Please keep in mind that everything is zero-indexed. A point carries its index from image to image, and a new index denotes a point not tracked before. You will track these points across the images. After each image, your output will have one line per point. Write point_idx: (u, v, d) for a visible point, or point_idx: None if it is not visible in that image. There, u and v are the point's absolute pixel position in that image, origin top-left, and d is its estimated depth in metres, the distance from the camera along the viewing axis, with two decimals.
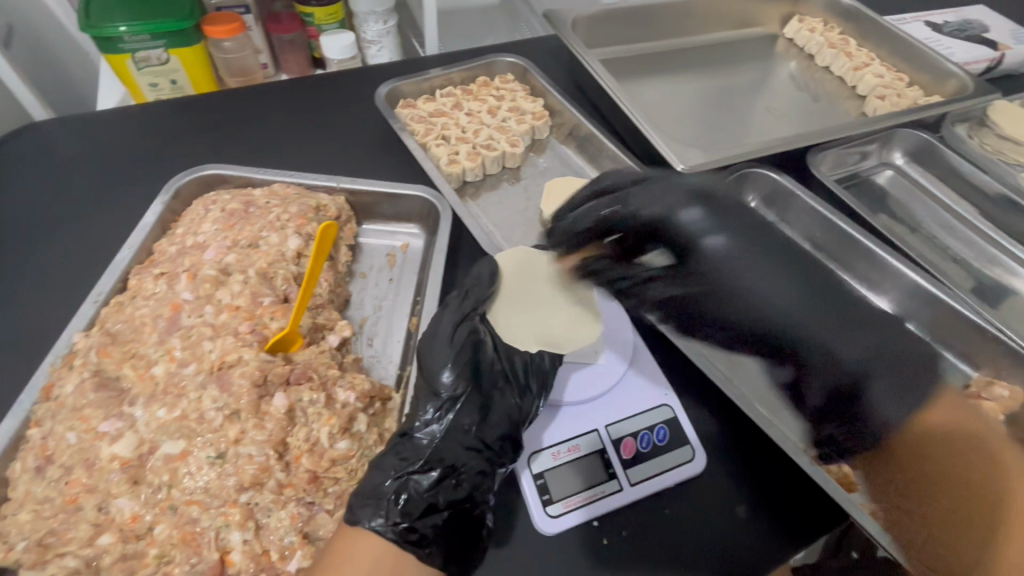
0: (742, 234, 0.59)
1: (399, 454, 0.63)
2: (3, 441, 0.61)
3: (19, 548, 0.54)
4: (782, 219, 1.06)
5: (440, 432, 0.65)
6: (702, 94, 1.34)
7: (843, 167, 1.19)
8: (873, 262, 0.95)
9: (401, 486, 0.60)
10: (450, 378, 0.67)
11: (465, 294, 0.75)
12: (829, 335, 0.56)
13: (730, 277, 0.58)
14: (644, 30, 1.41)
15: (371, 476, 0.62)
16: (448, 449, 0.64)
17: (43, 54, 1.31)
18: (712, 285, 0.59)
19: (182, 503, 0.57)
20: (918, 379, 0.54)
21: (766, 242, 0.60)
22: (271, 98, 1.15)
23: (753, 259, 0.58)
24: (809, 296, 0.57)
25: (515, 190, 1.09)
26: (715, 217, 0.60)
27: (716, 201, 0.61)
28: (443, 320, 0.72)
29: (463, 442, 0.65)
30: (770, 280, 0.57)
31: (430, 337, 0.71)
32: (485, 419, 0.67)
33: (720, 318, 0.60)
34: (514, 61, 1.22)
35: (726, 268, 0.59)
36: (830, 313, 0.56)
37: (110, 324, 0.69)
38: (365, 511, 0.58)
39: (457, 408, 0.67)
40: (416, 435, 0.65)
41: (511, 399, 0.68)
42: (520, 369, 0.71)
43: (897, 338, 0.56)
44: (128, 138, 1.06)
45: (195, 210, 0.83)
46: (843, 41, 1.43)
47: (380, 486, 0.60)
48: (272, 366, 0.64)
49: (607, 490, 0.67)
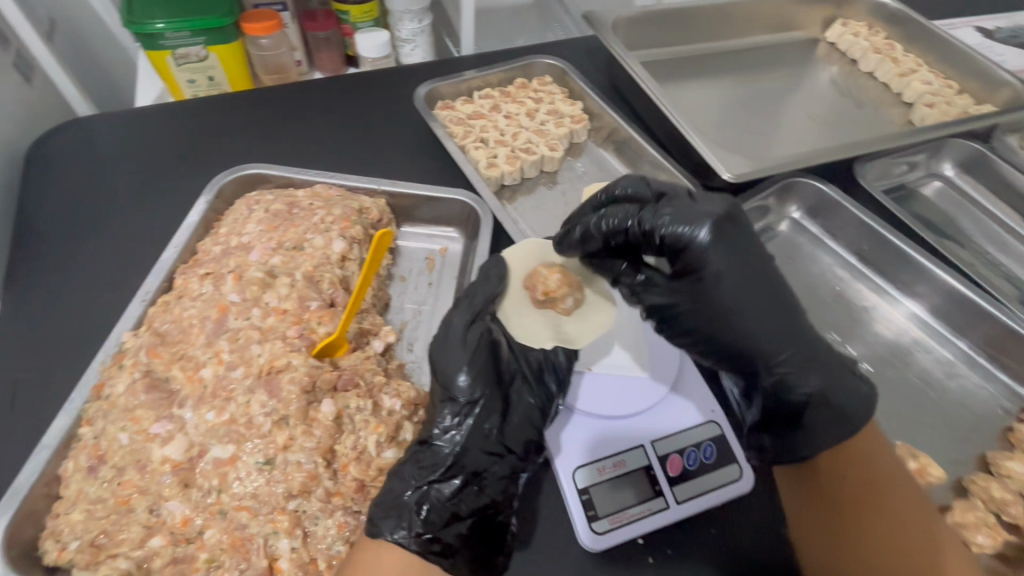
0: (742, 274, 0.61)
1: (421, 463, 0.61)
2: (57, 439, 0.61)
3: (74, 547, 0.55)
4: (826, 229, 1.03)
5: (458, 437, 0.63)
6: (742, 99, 1.31)
7: (889, 178, 1.15)
8: (925, 278, 0.91)
9: (423, 495, 0.59)
10: (468, 381, 0.65)
11: (474, 292, 0.71)
12: (797, 380, 0.64)
13: (723, 307, 0.62)
14: (683, 33, 1.39)
15: (390, 484, 0.60)
16: (470, 455, 0.63)
17: (83, 49, 1.32)
18: (707, 313, 0.63)
19: (231, 509, 0.57)
20: (852, 416, 0.62)
21: (762, 279, 0.62)
22: (309, 98, 1.15)
23: (751, 294, 0.61)
24: (784, 336, 0.63)
25: (553, 195, 1.08)
26: (722, 246, 0.60)
27: (726, 233, 0.61)
28: (454, 318, 0.69)
29: (483, 446, 0.64)
30: (758, 316, 0.62)
31: (442, 338, 0.68)
32: (505, 423, 0.66)
33: (702, 334, 0.65)
34: (552, 63, 1.20)
35: (724, 300, 0.61)
36: (801, 352, 0.64)
37: (158, 324, 0.69)
38: (385, 522, 0.56)
39: (475, 412, 0.65)
40: (437, 440, 0.63)
41: (530, 402, 0.68)
42: (538, 370, 0.70)
43: (849, 383, 0.64)
44: (170, 135, 1.06)
45: (239, 210, 0.83)
46: (888, 46, 1.38)
47: (400, 496, 0.58)
48: (320, 372, 0.63)
49: (653, 508, 0.66)
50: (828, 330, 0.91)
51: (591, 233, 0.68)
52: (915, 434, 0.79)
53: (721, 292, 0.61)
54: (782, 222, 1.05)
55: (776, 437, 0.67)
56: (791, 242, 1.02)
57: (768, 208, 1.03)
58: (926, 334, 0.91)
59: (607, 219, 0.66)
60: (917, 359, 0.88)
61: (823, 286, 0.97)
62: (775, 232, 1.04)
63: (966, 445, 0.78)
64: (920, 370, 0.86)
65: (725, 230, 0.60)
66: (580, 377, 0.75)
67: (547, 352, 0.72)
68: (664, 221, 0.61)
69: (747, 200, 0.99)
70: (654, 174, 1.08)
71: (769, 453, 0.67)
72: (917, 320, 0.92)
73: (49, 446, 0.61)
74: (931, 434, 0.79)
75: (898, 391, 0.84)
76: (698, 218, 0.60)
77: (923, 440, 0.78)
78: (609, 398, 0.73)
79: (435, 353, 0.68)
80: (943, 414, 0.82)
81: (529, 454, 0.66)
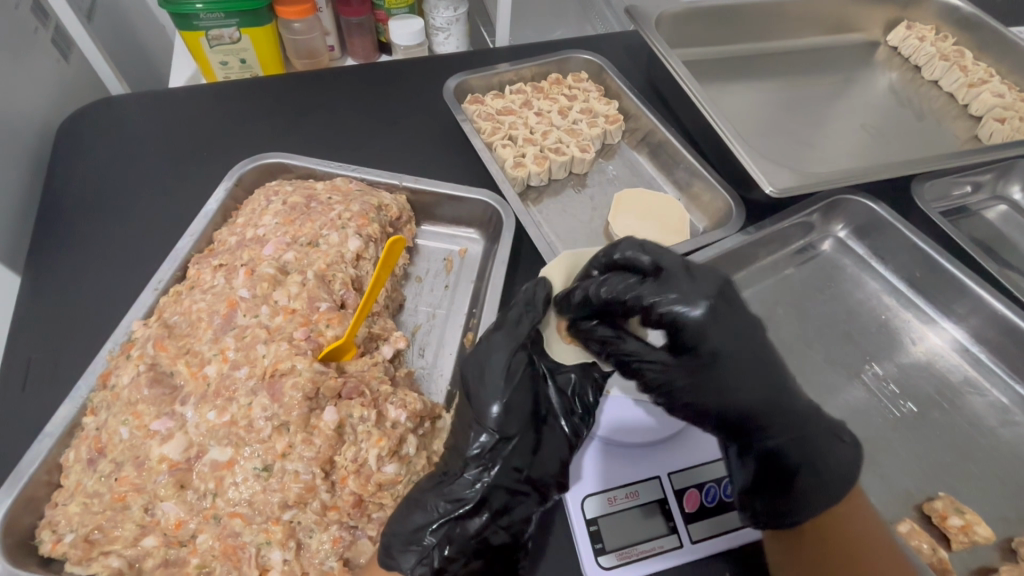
0: (738, 352, 0.61)
1: (446, 495, 0.58)
2: (60, 428, 0.61)
3: (68, 540, 0.54)
4: (874, 251, 0.95)
5: (488, 473, 0.58)
6: (790, 104, 1.22)
7: (947, 199, 1.06)
8: (982, 312, 0.83)
9: (445, 530, 0.56)
10: (504, 415, 0.59)
11: (520, 313, 0.65)
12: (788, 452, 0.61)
13: (724, 383, 0.62)
14: (731, 30, 1.31)
15: (412, 514, 0.57)
16: (497, 492, 0.58)
17: (122, 25, 1.32)
18: (701, 386, 0.62)
19: (225, 515, 0.55)
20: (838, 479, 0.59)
21: (756, 357, 0.62)
22: (338, 85, 1.13)
23: (745, 367, 0.62)
24: (776, 413, 0.62)
25: (580, 198, 1.03)
26: (720, 323, 0.61)
27: (725, 311, 0.61)
28: (494, 342, 0.63)
29: (511, 483, 0.59)
30: (750, 384, 0.62)
31: (480, 361, 0.62)
32: (540, 459, 0.60)
33: (699, 411, 0.63)
34: (590, 59, 1.15)
35: (722, 377, 0.62)
36: (794, 435, 0.62)
37: (168, 315, 0.68)
38: (402, 558, 0.55)
39: (508, 447, 0.59)
40: (464, 473, 0.59)
41: (563, 437, 0.63)
42: (575, 398, 0.66)
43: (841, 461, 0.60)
44: (196, 118, 1.05)
45: (257, 200, 0.81)
46: (958, 53, 1.27)
47: (422, 530, 0.56)
48: (325, 378, 0.61)
49: (664, 546, 0.61)
50: (869, 362, 0.84)
51: (590, 300, 0.64)
52: (959, 486, 0.72)
53: (717, 368, 0.61)
54: (825, 241, 0.97)
55: (768, 502, 0.60)
56: (834, 263, 0.95)
57: (812, 225, 0.96)
58: (980, 373, 0.83)
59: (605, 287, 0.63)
60: (967, 401, 0.80)
61: (867, 314, 0.89)
62: (817, 251, 0.96)
63: (1018, 503, 0.71)
64: (970, 414, 0.79)
65: (723, 307, 0.61)
66: (606, 403, 0.71)
67: (586, 381, 0.67)
68: (670, 288, 0.61)
69: (789, 216, 0.92)
70: (689, 181, 1.02)
71: (762, 516, 0.59)
72: (968, 356, 0.84)
73: (52, 433, 0.60)
74: (978, 487, 0.72)
75: (943, 436, 0.76)
76: (694, 299, 0.60)
77: (968, 493, 0.72)
78: (626, 426, 0.69)
79: (469, 377, 0.62)
80: (994, 465, 0.74)
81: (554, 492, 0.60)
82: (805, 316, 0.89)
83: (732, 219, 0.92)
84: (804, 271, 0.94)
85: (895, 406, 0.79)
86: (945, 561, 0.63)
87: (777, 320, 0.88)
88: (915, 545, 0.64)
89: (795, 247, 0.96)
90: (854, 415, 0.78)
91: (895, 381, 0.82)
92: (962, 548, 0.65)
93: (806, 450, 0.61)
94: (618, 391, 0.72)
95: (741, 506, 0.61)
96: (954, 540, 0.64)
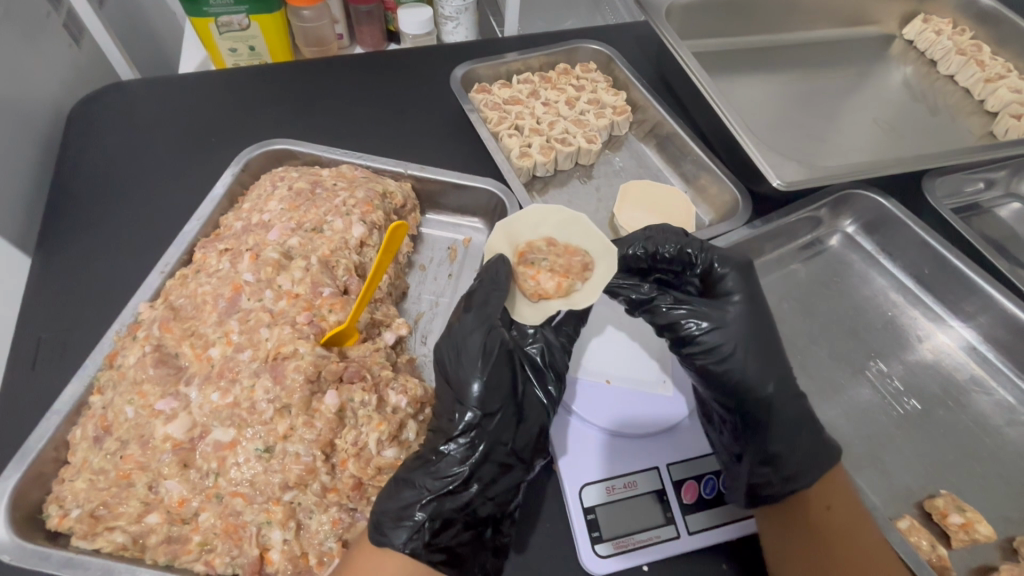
0: (759, 318, 0.66)
1: (433, 472, 0.58)
2: (67, 406, 0.62)
3: (74, 515, 0.56)
4: (882, 248, 0.94)
5: (473, 449, 0.59)
6: (800, 97, 1.21)
7: (958, 196, 1.05)
8: (990, 310, 0.82)
9: (433, 504, 0.56)
10: (485, 393, 0.59)
11: (488, 291, 0.64)
12: (784, 439, 0.62)
13: (750, 324, 0.65)
14: (743, 21, 1.29)
15: (401, 491, 0.57)
16: (483, 466, 0.59)
17: (132, 11, 1.33)
18: (714, 316, 0.65)
19: (227, 494, 0.56)
20: (826, 457, 0.62)
21: (768, 329, 0.66)
22: (345, 74, 1.12)
23: (763, 338, 0.65)
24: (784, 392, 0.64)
25: (586, 190, 1.03)
26: (751, 287, 0.67)
27: (756, 282, 0.68)
28: (464, 321, 0.63)
29: (499, 457, 0.60)
30: (751, 358, 0.64)
31: (456, 342, 0.62)
32: (523, 427, 0.61)
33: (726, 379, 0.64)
34: (598, 49, 1.14)
35: (741, 326, 0.65)
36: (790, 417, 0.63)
37: (174, 298, 0.69)
38: (390, 535, 0.54)
39: (491, 421, 0.60)
40: (450, 450, 0.59)
41: (542, 405, 0.63)
42: (543, 366, 0.66)
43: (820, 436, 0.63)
44: (204, 103, 1.06)
45: (263, 185, 0.82)
46: (976, 47, 1.25)
47: (411, 506, 0.55)
48: (326, 362, 0.61)
49: (662, 536, 0.62)
50: (873, 358, 0.83)
51: (640, 254, 0.70)
52: (961, 483, 0.72)
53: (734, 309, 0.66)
54: (833, 236, 0.96)
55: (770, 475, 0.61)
56: (841, 259, 0.94)
57: (820, 220, 0.95)
58: (987, 372, 0.82)
59: (659, 239, 0.70)
60: (972, 399, 0.79)
61: (873, 310, 0.88)
62: (824, 246, 0.96)
63: (1020, 502, 0.70)
64: (975, 412, 0.78)
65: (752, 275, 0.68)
66: (583, 383, 0.71)
67: (559, 350, 0.67)
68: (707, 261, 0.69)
69: (797, 210, 0.92)
70: (696, 174, 1.01)
71: (762, 487, 0.61)
72: (976, 355, 0.83)
73: (61, 411, 0.62)
74: (980, 485, 0.71)
75: (946, 434, 0.76)
76: (737, 263, 0.68)
77: (971, 492, 0.71)
78: (621, 413, 0.69)
79: (447, 358, 0.62)
80: (998, 464, 0.74)
81: (536, 461, 0.62)
82: (812, 312, 0.88)
83: (738, 213, 0.91)
84: (810, 266, 0.93)
85: (899, 403, 0.79)
86: (943, 557, 0.63)
87: (782, 315, 0.87)
88: (914, 542, 0.63)
89: (801, 242, 0.95)
90: (857, 412, 0.78)
91: (900, 379, 0.81)
92: (962, 546, 0.65)
93: (798, 435, 0.63)
94: (616, 379, 0.72)
95: (739, 484, 0.62)
96: (954, 538, 0.64)
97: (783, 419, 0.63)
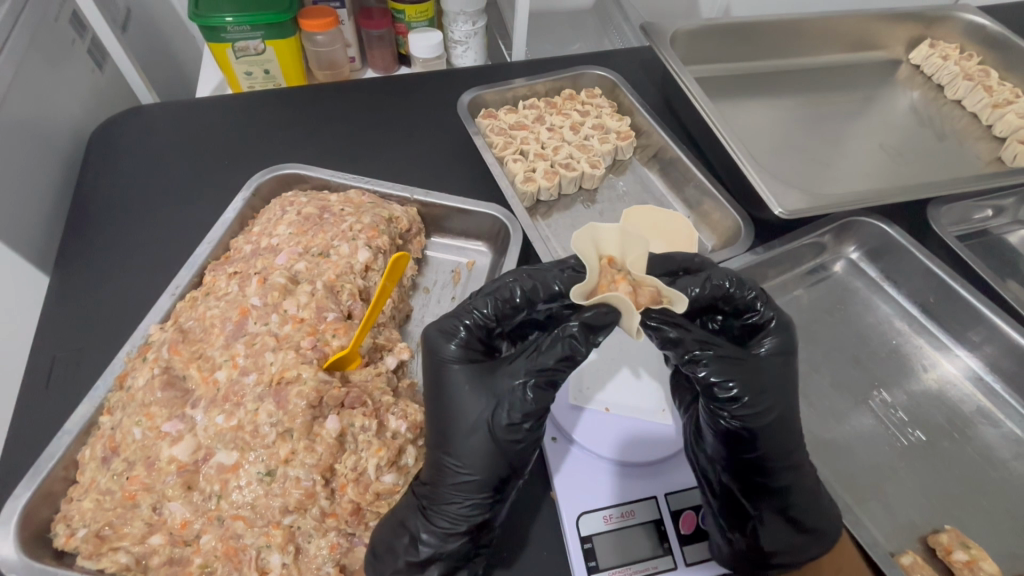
0: (791, 382, 0.62)
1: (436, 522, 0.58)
2: (78, 426, 0.64)
3: (80, 535, 0.57)
4: (886, 274, 0.94)
5: (481, 512, 0.58)
6: (806, 122, 1.22)
7: (963, 224, 1.05)
8: (996, 341, 0.81)
9: (437, 558, 0.58)
10: (495, 441, 0.57)
11: (461, 321, 0.63)
12: (768, 508, 0.62)
13: (785, 384, 0.61)
14: (750, 48, 1.30)
15: (399, 532, 0.58)
16: (457, 500, 0.57)
17: (152, 36, 1.38)
18: (748, 368, 0.59)
19: (228, 517, 0.57)
20: (819, 534, 0.61)
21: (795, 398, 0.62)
22: (355, 99, 1.15)
23: (788, 401, 0.61)
24: (786, 462, 0.61)
25: (590, 213, 1.04)
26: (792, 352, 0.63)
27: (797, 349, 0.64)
28: (451, 348, 0.62)
29: (474, 492, 0.58)
30: (772, 416, 0.60)
31: (439, 367, 0.62)
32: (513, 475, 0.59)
33: (743, 429, 0.60)
34: (603, 75, 1.16)
35: (772, 384, 0.60)
36: (788, 489, 0.61)
37: (184, 320, 0.71)
38: None
39: (468, 449, 0.58)
40: (451, 499, 0.58)
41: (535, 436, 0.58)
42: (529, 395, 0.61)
43: (813, 482, 0.63)
44: (219, 126, 1.09)
45: (273, 210, 0.84)
46: (982, 72, 1.25)
47: (411, 548, 0.58)
48: (328, 387, 0.62)
49: (658, 566, 0.62)
50: (877, 388, 0.83)
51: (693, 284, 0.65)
52: (967, 519, 0.70)
53: (773, 366, 0.61)
54: (837, 262, 0.97)
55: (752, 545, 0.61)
56: (845, 285, 0.94)
57: (824, 246, 0.95)
58: (994, 404, 0.81)
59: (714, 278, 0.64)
60: (979, 431, 0.78)
61: (878, 338, 0.88)
62: (828, 272, 0.96)
63: None
64: (982, 445, 0.77)
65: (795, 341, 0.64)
66: (582, 411, 0.71)
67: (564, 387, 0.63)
68: (755, 311, 0.64)
69: (800, 238, 0.92)
70: (699, 200, 1.02)
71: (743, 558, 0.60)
72: (982, 385, 0.83)
73: (71, 431, 0.63)
74: (987, 521, 0.70)
75: (952, 468, 0.75)
76: (784, 322, 0.64)
77: (977, 528, 0.70)
78: (619, 446, 0.68)
79: (435, 386, 0.62)
80: (1005, 499, 0.72)
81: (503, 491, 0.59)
82: (818, 343, 0.87)
83: (740, 239, 0.91)
84: (814, 292, 0.93)
85: (903, 433, 0.78)
86: None
87: None
88: None
89: (806, 269, 0.96)
90: (859, 441, 0.77)
91: (904, 412, 0.80)
92: None
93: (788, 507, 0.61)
94: (614, 408, 0.71)
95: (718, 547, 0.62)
96: None
97: (778, 489, 0.62)
